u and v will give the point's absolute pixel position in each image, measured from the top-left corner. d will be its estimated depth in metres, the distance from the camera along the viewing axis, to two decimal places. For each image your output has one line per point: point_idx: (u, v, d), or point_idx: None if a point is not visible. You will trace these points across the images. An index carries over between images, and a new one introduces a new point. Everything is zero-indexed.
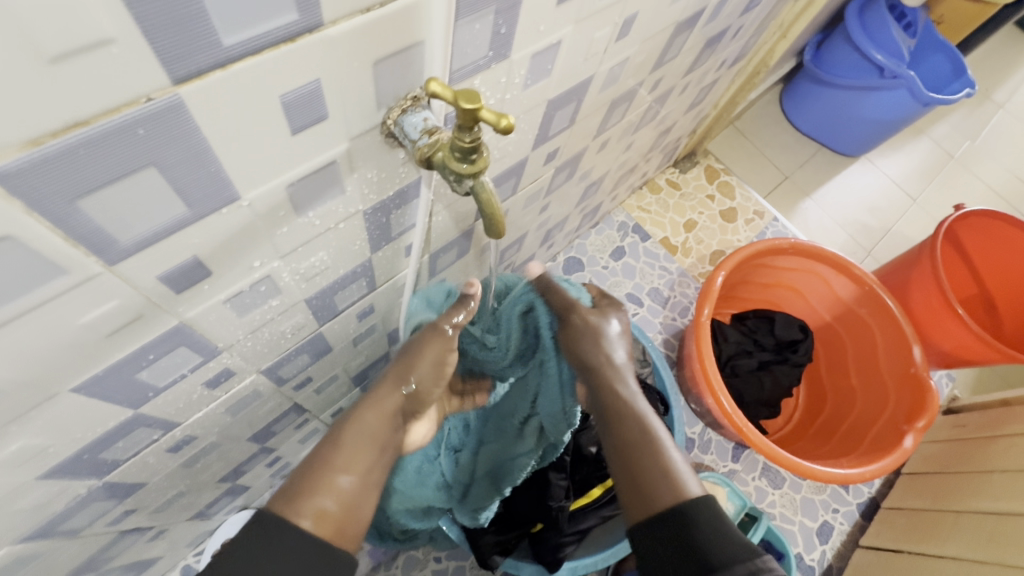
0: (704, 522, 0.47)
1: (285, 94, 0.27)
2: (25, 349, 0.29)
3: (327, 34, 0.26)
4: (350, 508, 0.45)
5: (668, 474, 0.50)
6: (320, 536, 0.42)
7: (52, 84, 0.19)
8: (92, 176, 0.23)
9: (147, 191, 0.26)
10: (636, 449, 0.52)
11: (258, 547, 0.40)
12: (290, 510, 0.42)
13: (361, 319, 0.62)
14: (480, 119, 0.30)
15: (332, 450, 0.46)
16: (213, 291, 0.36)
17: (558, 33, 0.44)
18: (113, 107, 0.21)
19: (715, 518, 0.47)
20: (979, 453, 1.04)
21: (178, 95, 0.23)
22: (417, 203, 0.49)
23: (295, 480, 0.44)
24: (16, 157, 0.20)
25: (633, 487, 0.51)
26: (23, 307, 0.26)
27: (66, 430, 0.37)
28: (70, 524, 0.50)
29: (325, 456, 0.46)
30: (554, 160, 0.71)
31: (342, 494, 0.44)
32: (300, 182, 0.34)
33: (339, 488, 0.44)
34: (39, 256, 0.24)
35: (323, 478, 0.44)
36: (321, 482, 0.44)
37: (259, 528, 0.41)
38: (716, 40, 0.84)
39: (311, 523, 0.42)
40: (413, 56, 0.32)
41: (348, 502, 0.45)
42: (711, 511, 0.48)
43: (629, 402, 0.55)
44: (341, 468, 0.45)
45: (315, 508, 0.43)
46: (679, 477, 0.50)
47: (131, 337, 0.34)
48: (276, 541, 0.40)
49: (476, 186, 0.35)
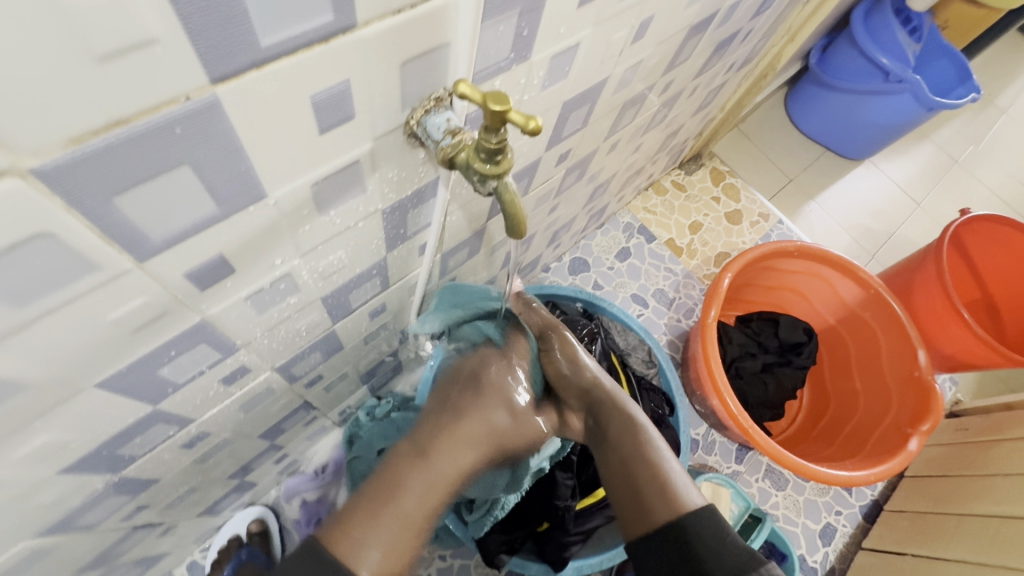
0: (704, 535, 0.49)
1: (316, 94, 0.28)
2: (55, 345, 0.29)
3: (359, 34, 0.27)
4: (410, 548, 0.44)
5: (666, 486, 0.53)
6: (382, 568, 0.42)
7: (98, 83, 0.20)
8: (130, 174, 0.23)
9: (180, 190, 0.26)
10: (637, 465, 0.55)
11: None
12: (357, 542, 0.42)
13: (373, 317, 0.62)
14: (507, 120, 0.30)
15: (399, 482, 0.46)
16: (235, 288, 0.37)
17: (576, 35, 0.44)
18: (153, 106, 0.22)
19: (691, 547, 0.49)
20: (982, 457, 1.04)
21: (215, 94, 0.23)
22: (433, 202, 0.49)
23: (355, 514, 0.44)
24: (60, 154, 0.21)
25: (632, 505, 0.54)
26: (55, 303, 0.27)
27: (87, 426, 0.37)
28: (84, 519, 0.50)
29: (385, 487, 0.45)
30: (565, 161, 0.72)
31: (411, 524, 0.45)
32: (324, 181, 0.34)
33: (405, 515, 0.45)
34: (73, 252, 0.25)
35: (389, 507, 0.44)
36: (382, 510, 0.44)
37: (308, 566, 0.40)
38: (726, 44, 0.85)
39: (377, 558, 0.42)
40: (439, 57, 0.33)
41: (410, 534, 0.44)
42: (710, 524, 0.50)
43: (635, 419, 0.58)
44: (404, 496, 0.45)
45: (382, 542, 0.43)
46: (680, 491, 0.52)
47: (155, 333, 0.34)
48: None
49: (499, 187, 0.35)
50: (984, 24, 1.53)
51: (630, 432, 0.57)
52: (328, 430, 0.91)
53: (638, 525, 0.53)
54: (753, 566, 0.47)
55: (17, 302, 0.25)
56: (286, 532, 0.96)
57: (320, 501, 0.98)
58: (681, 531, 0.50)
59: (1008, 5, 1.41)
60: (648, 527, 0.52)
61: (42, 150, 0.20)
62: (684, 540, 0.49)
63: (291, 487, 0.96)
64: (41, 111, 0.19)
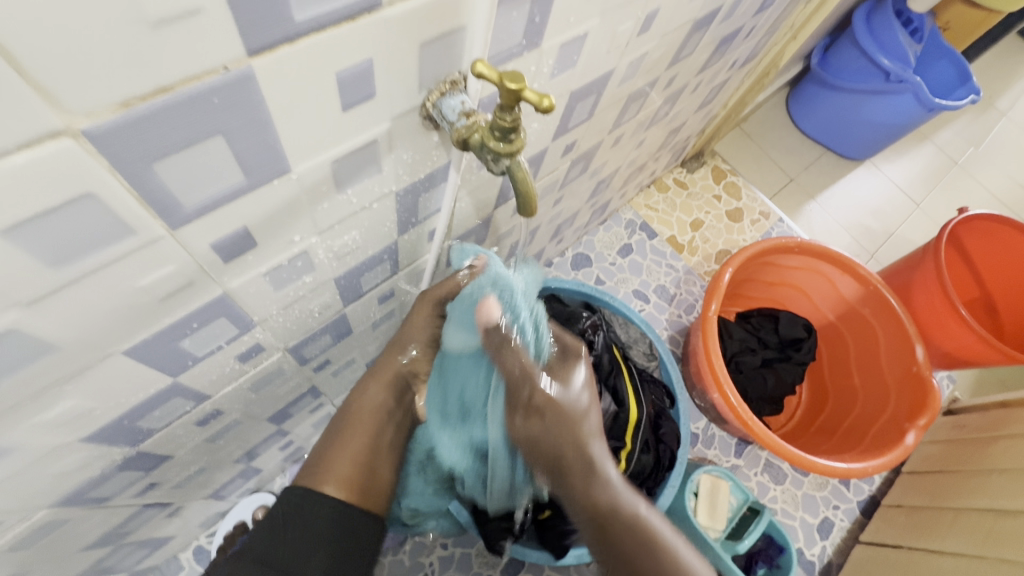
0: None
1: (341, 72, 0.29)
2: (88, 308, 0.30)
3: (384, 14, 0.28)
4: (366, 474, 0.53)
5: (676, 569, 0.53)
6: (340, 498, 0.51)
7: (146, 51, 0.21)
8: (169, 141, 0.25)
9: (213, 159, 0.28)
10: (643, 559, 0.53)
11: (293, 525, 0.48)
12: (316, 481, 0.51)
13: (382, 303, 0.64)
14: (522, 98, 0.32)
15: (347, 425, 0.55)
16: (255, 263, 0.38)
17: (585, 24, 0.45)
18: (194, 75, 0.23)
19: None
20: (979, 452, 1.05)
21: (250, 66, 0.25)
22: (444, 187, 0.50)
23: (316, 459, 0.53)
24: (109, 117, 0.22)
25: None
26: (92, 266, 0.28)
27: (110, 394, 0.39)
28: (99, 492, 0.52)
29: (338, 436, 0.54)
30: (570, 153, 0.73)
31: (354, 459, 0.53)
32: (344, 159, 0.36)
33: (355, 456, 0.53)
34: (112, 214, 0.26)
35: (341, 450, 0.53)
36: (335, 457, 0.52)
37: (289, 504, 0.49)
38: (728, 41, 0.86)
39: (333, 490, 0.51)
40: (455, 40, 0.34)
41: (362, 470, 0.53)
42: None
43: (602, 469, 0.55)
44: (352, 438, 0.54)
45: (335, 476, 0.51)
46: (685, 564, 0.53)
47: (180, 303, 0.36)
48: (305, 517, 0.49)
49: (512, 165, 0.37)
50: (984, 27, 1.55)
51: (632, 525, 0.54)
52: (334, 418, 0.92)
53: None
54: None
55: (57, 262, 0.26)
56: None
57: None
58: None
59: (1007, 7, 1.42)
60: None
61: (93, 112, 0.21)
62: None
63: (296, 475, 0.98)
64: (95, 76, 0.21)
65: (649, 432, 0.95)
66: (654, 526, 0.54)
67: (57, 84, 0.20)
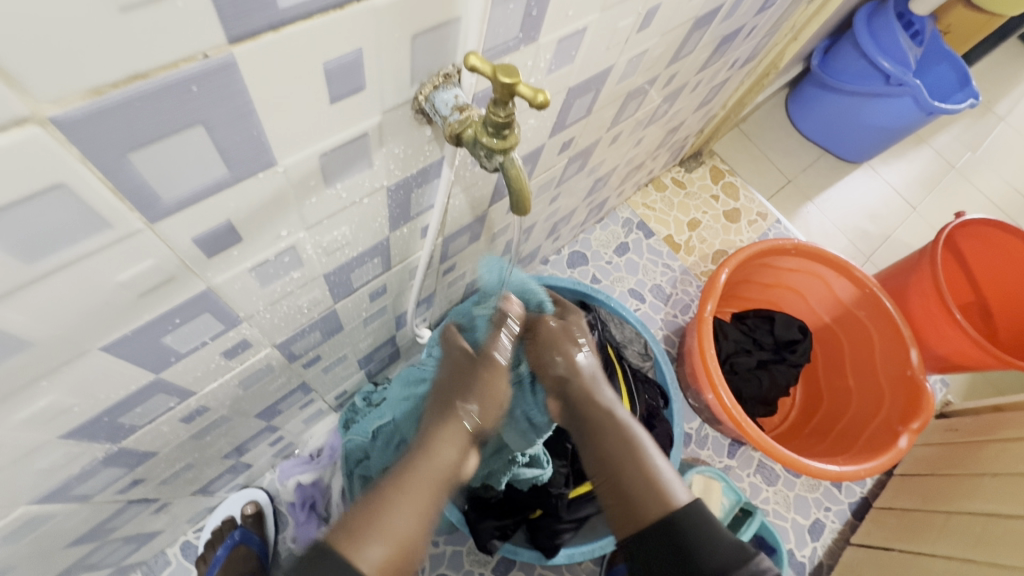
0: (688, 524, 0.53)
1: (329, 62, 0.28)
2: (64, 302, 0.29)
3: (373, 3, 0.27)
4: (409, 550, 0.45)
5: (656, 485, 0.56)
6: (380, 572, 0.43)
7: (118, 36, 0.20)
8: (144, 131, 0.24)
9: (192, 150, 0.26)
10: (627, 461, 0.58)
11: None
12: (351, 547, 0.43)
13: (373, 299, 0.63)
14: (516, 94, 0.31)
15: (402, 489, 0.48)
16: (240, 258, 0.37)
17: (583, 20, 0.44)
18: (172, 62, 0.22)
19: (701, 522, 0.53)
20: (971, 457, 1.05)
21: (231, 54, 0.24)
22: (437, 183, 0.49)
23: (354, 523, 0.45)
24: (79, 105, 0.21)
25: (620, 502, 0.57)
26: (65, 260, 0.27)
27: (87, 391, 0.38)
28: (82, 489, 0.51)
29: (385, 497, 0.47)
30: (568, 150, 0.72)
31: (402, 539, 0.45)
32: (332, 152, 0.35)
33: (393, 531, 0.45)
34: (84, 206, 0.25)
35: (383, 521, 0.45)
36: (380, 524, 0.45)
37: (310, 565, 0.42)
38: (729, 40, 0.85)
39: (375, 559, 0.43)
40: (448, 32, 0.33)
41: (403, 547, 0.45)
42: (697, 517, 0.54)
43: (608, 412, 0.61)
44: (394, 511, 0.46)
45: (373, 554, 0.43)
46: (668, 488, 0.56)
47: (161, 298, 0.35)
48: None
49: (506, 162, 0.36)
50: (983, 31, 1.55)
51: (618, 431, 0.60)
52: (325, 414, 0.91)
53: (629, 522, 0.55)
54: (746, 561, 0.51)
55: (28, 254, 0.25)
56: (280, 516, 0.98)
57: (315, 484, 0.96)
58: (672, 525, 0.53)
59: (1009, 12, 1.42)
60: (638, 523, 0.55)
61: (62, 99, 0.20)
62: (674, 535, 0.52)
63: (286, 470, 0.96)
64: (63, 61, 0.20)
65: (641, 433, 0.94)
66: (642, 444, 0.59)
67: (23, 69, 0.19)
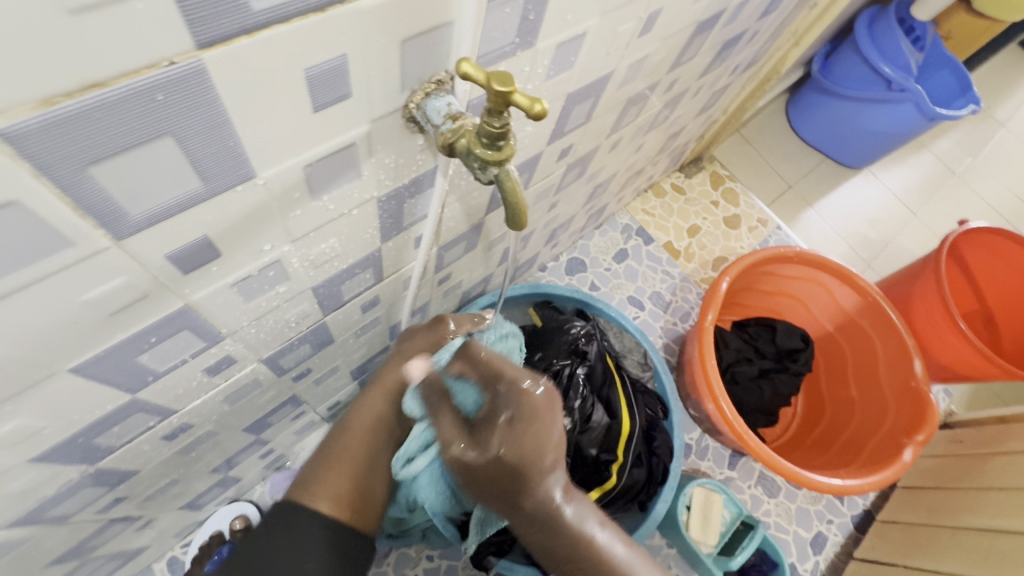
0: None
1: (311, 67, 0.26)
2: (25, 324, 0.27)
3: (359, 5, 0.25)
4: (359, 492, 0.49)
5: None
6: (332, 518, 0.46)
7: (69, 40, 0.18)
8: (104, 143, 0.22)
9: (160, 162, 0.24)
10: (625, 553, 0.48)
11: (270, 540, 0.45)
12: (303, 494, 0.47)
13: (365, 310, 0.61)
14: (512, 102, 0.29)
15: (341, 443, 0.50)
16: (221, 273, 0.35)
17: (582, 24, 0.42)
18: (133, 68, 0.20)
19: None
20: (976, 470, 1.04)
21: (201, 60, 0.22)
22: (431, 193, 0.47)
23: (310, 470, 0.48)
24: (28, 116, 0.19)
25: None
26: (23, 281, 0.25)
27: (57, 414, 0.36)
28: (57, 511, 0.49)
29: (333, 448, 0.49)
30: (566, 157, 0.70)
31: (345, 483, 0.48)
32: (318, 163, 0.33)
33: (347, 476, 0.48)
34: (43, 224, 0.23)
35: (333, 470, 0.48)
36: (332, 471, 0.48)
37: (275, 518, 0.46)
38: (731, 45, 0.84)
39: (328, 508, 0.46)
40: (441, 36, 0.31)
41: (356, 488, 0.49)
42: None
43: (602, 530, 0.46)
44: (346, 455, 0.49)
45: (328, 494, 0.47)
46: (670, 573, 0.49)
47: (135, 317, 0.33)
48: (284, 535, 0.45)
49: (501, 174, 0.34)
50: (985, 37, 1.54)
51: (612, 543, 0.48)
52: (317, 425, 0.89)
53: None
54: None
55: None
56: None
57: None
58: None
59: (1011, 18, 1.41)
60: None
61: (8, 109, 0.18)
62: None
63: (276, 482, 0.93)
64: (4, 68, 0.18)
65: (641, 445, 0.92)
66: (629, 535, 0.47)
67: None
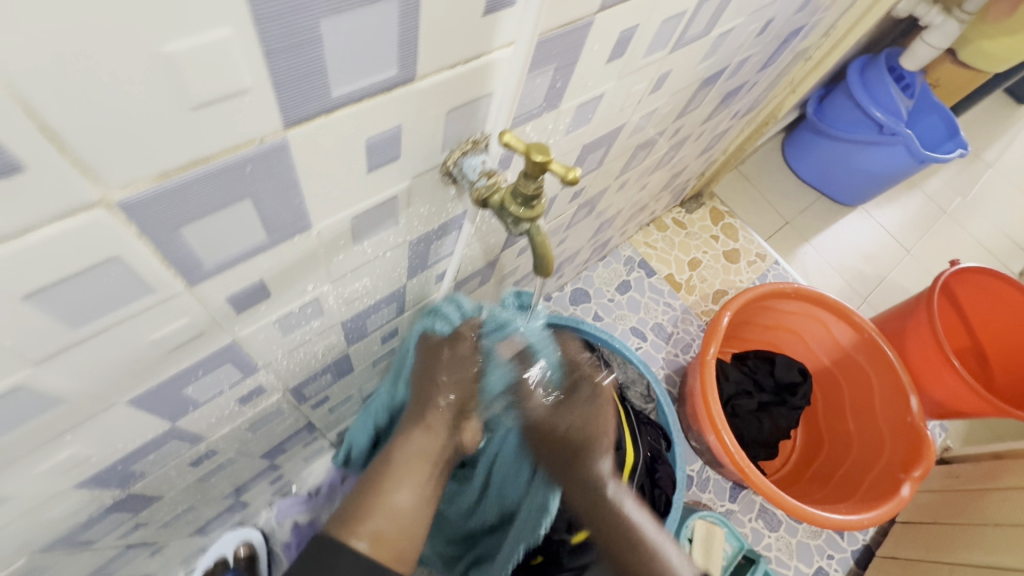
0: None
1: (370, 137, 0.29)
2: (98, 362, 0.30)
3: (416, 86, 0.29)
4: (407, 527, 0.48)
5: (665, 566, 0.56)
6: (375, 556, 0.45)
7: (189, 127, 0.21)
8: (198, 207, 0.25)
9: (238, 220, 0.27)
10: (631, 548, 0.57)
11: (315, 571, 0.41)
12: (346, 531, 0.45)
13: (384, 341, 0.63)
14: (547, 170, 0.32)
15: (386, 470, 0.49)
16: (267, 312, 0.38)
17: (601, 86, 0.46)
18: (232, 146, 0.23)
19: None
20: (974, 505, 1.05)
21: (286, 138, 0.25)
22: (456, 235, 0.51)
23: (351, 505, 0.47)
24: (144, 188, 0.22)
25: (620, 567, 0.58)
26: (106, 324, 0.28)
27: (105, 442, 0.38)
28: (84, 536, 0.50)
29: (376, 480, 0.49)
30: (578, 198, 0.74)
31: (399, 517, 0.47)
32: (363, 214, 0.36)
33: (395, 507, 0.48)
34: (135, 275, 0.26)
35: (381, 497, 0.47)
36: (377, 503, 0.47)
37: (315, 551, 0.42)
38: (733, 94, 0.89)
39: (366, 545, 0.45)
40: (480, 106, 0.35)
41: (402, 525, 0.47)
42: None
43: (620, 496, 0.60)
44: (395, 487, 0.48)
45: (371, 529, 0.45)
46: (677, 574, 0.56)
47: (190, 352, 0.35)
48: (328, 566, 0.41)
49: (531, 229, 0.37)
50: (971, 85, 1.61)
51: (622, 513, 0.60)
52: (326, 451, 0.90)
53: None
54: None
55: (76, 321, 0.26)
56: (273, 556, 0.97)
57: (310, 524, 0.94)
58: None
59: (995, 68, 1.48)
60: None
61: (130, 184, 0.21)
62: None
63: (283, 509, 0.94)
64: (133, 153, 0.21)
65: (645, 477, 0.92)
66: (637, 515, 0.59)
67: (98, 160, 0.20)
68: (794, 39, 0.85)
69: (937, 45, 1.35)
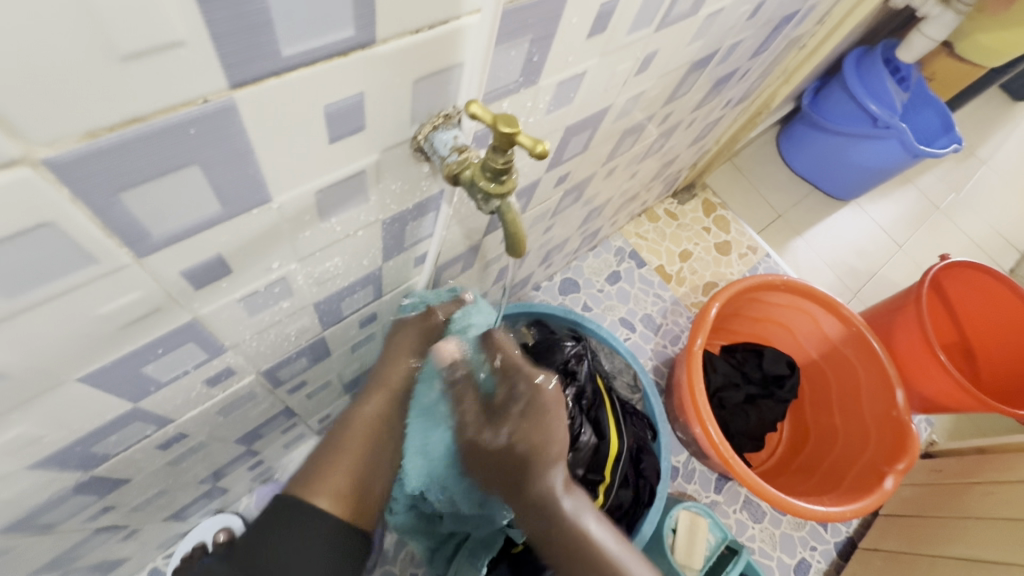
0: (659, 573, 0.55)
1: (330, 105, 0.28)
2: (39, 335, 0.28)
3: (377, 51, 0.27)
4: (361, 491, 0.50)
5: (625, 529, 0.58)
6: (328, 512, 0.47)
7: (119, 81, 0.20)
8: (138, 171, 0.23)
9: (187, 187, 0.26)
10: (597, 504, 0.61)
11: (264, 534, 0.44)
12: (304, 491, 0.47)
13: (362, 326, 0.62)
14: (516, 142, 0.31)
15: (347, 438, 0.52)
16: (229, 290, 0.37)
17: (583, 64, 0.45)
18: (170, 106, 0.22)
19: None
20: (955, 500, 1.06)
21: (232, 98, 0.24)
22: (433, 216, 0.50)
23: (309, 467, 0.49)
24: (72, 147, 0.21)
25: None
26: (43, 296, 0.26)
27: (59, 422, 0.36)
28: (46, 518, 0.49)
29: (340, 445, 0.51)
30: (563, 183, 0.73)
31: (352, 479, 0.49)
32: (328, 189, 0.34)
33: (349, 471, 0.50)
34: (73, 243, 0.24)
35: (335, 464, 0.49)
36: (334, 467, 0.49)
37: (273, 515, 0.46)
38: (724, 81, 0.87)
39: (326, 504, 0.47)
40: (450, 77, 0.33)
41: (356, 487, 0.49)
42: None
43: None
44: (350, 457, 0.50)
45: (331, 490, 0.48)
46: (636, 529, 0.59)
47: (145, 330, 0.34)
48: (282, 533, 0.45)
49: (502, 206, 0.36)
50: (966, 81, 1.60)
51: None
52: (307, 438, 0.88)
53: None
54: None
55: (8, 291, 0.25)
56: None
57: None
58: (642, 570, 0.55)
59: (991, 63, 1.47)
60: None
61: (57, 141, 0.20)
62: None
63: (262, 494, 0.92)
64: (55, 109, 0.19)
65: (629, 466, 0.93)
66: None
67: (16, 112, 0.18)
68: (787, 26, 0.84)
69: (934, 38, 1.34)
